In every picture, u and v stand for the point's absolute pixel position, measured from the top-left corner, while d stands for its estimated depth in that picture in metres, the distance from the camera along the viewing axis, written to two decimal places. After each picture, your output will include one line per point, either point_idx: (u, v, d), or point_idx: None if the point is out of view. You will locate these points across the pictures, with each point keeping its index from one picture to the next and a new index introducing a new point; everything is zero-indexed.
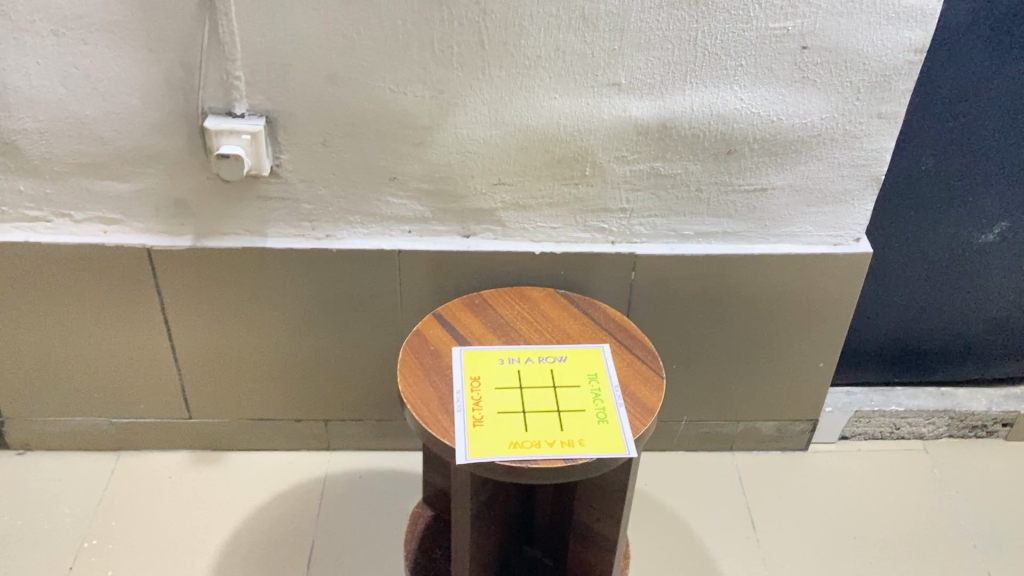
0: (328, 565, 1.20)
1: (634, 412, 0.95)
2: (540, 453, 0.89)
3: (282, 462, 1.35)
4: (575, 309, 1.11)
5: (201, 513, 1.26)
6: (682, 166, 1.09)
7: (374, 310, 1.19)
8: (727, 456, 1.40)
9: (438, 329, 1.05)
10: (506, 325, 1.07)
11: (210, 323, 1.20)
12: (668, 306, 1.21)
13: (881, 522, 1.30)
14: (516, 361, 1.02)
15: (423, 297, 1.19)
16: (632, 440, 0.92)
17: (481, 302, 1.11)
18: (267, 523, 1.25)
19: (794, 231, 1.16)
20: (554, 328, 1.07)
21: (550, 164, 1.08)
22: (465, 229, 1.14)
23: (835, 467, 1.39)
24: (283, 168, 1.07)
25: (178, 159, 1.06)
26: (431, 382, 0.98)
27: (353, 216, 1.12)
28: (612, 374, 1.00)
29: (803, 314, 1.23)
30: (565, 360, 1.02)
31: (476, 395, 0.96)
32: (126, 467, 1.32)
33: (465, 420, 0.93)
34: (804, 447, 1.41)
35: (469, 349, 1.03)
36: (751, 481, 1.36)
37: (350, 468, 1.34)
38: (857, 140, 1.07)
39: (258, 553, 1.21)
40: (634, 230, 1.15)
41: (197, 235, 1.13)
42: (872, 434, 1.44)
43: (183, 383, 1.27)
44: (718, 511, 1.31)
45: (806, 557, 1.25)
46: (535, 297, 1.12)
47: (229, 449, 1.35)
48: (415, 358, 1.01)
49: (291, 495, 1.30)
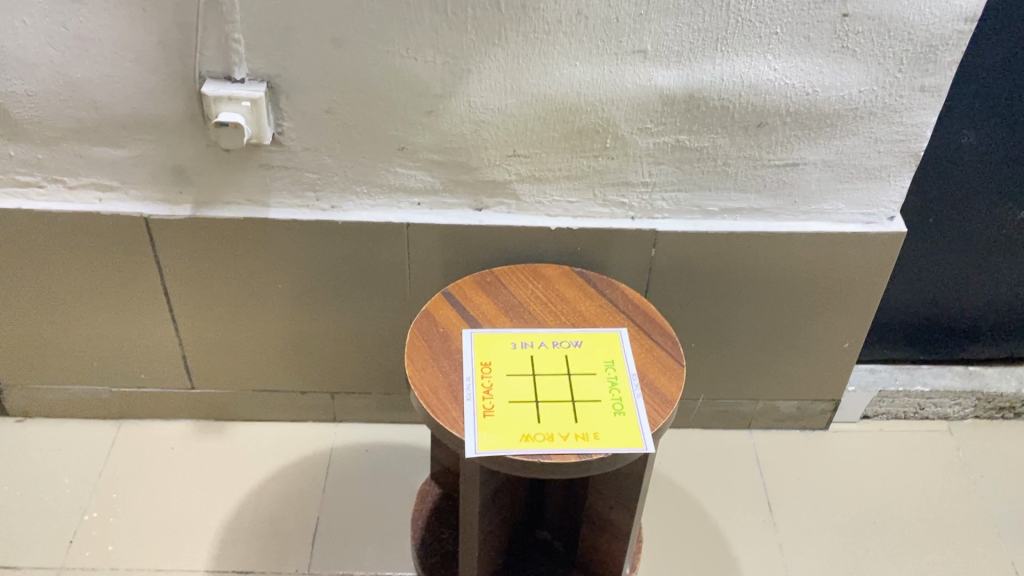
0: (334, 543, 1.17)
1: (653, 404, 0.91)
2: (553, 447, 0.86)
3: (287, 433, 1.31)
4: (592, 288, 1.05)
5: (204, 487, 1.23)
6: (709, 140, 1.02)
7: (382, 282, 1.14)
8: (744, 434, 1.36)
9: (448, 309, 1.00)
10: (519, 306, 1.02)
11: (210, 292, 1.15)
12: (689, 283, 1.15)
13: (903, 506, 1.26)
14: (529, 345, 0.97)
15: (433, 270, 1.13)
16: (650, 434, 0.88)
17: (493, 279, 1.05)
18: (272, 497, 1.22)
19: (825, 209, 1.10)
20: (570, 310, 1.02)
21: (569, 135, 1.01)
22: (477, 202, 1.08)
23: (857, 448, 1.35)
24: (286, 135, 1.01)
25: (176, 125, 1.00)
26: (439, 367, 0.93)
27: (359, 186, 1.06)
28: (630, 362, 0.95)
29: (831, 292, 1.17)
30: (581, 345, 0.97)
31: (487, 382, 0.92)
32: (128, 436, 1.29)
33: (476, 410, 0.89)
34: (825, 426, 1.36)
35: (480, 331, 0.98)
36: (769, 461, 1.32)
37: (356, 440, 1.30)
38: (897, 114, 1.00)
39: (263, 528, 1.18)
40: (656, 205, 1.09)
41: (197, 203, 1.08)
42: (895, 414, 1.38)
43: (184, 353, 1.23)
44: (735, 493, 1.28)
45: (825, 543, 1.21)
46: (551, 275, 1.06)
47: (232, 418, 1.32)
48: (424, 341, 0.96)
49: (297, 468, 1.26)
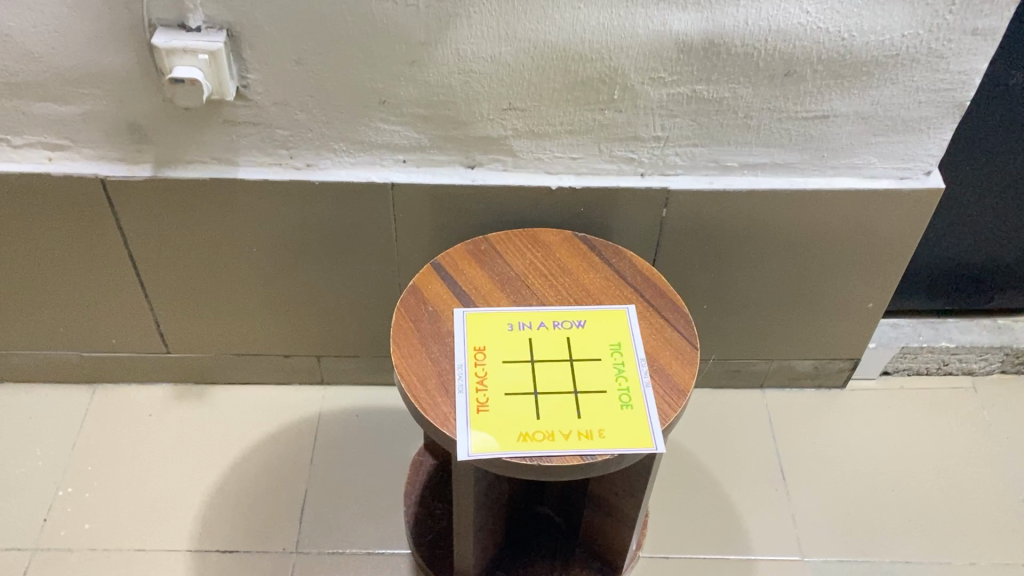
0: (323, 519, 1.11)
1: (664, 395, 0.83)
2: (554, 448, 0.78)
3: (272, 396, 1.23)
4: (596, 256, 0.95)
5: (185, 458, 1.16)
6: (730, 90, 0.90)
7: (366, 244, 1.04)
8: (757, 393, 1.28)
9: (437, 284, 0.91)
10: (516, 279, 0.92)
11: (179, 256, 1.06)
12: (702, 242, 1.05)
13: (923, 472, 1.20)
14: (527, 325, 0.88)
15: (422, 232, 1.03)
16: (660, 431, 0.80)
17: (488, 248, 0.95)
18: (255, 468, 1.15)
19: (856, 163, 0.99)
20: (572, 283, 0.92)
21: (573, 86, 0.90)
22: (468, 159, 0.98)
23: (875, 408, 1.27)
24: (251, 90, 0.89)
25: (126, 79, 0.88)
26: (428, 354, 0.85)
27: (337, 143, 0.95)
28: (638, 345, 0.87)
29: (858, 251, 1.07)
30: (585, 326, 0.88)
31: (481, 371, 0.84)
32: (102, 402, 1.21)
33: (469, 405, 0.81)
34: (842, 384, 1.29)
35: (473, 311, 0.88)
36: (783, 423, 1.25)
37: (346, 404, 1.23)
38: (943, 60, 0.88)
39: (247, 503, 1.12)
40: (668, 161, 0.98)
41: (157, 163, 0.97)
42: (917, 370, 1.30)
43: (156, 317, 1.14)
44: (746, 459, 1.21)
45: (840, 514, 1.15)
46: (551, 242, 0.96)
47: (213, 381, 1.24)
48: (412, 323, 0.87)
49: (282, 435, 1.19)
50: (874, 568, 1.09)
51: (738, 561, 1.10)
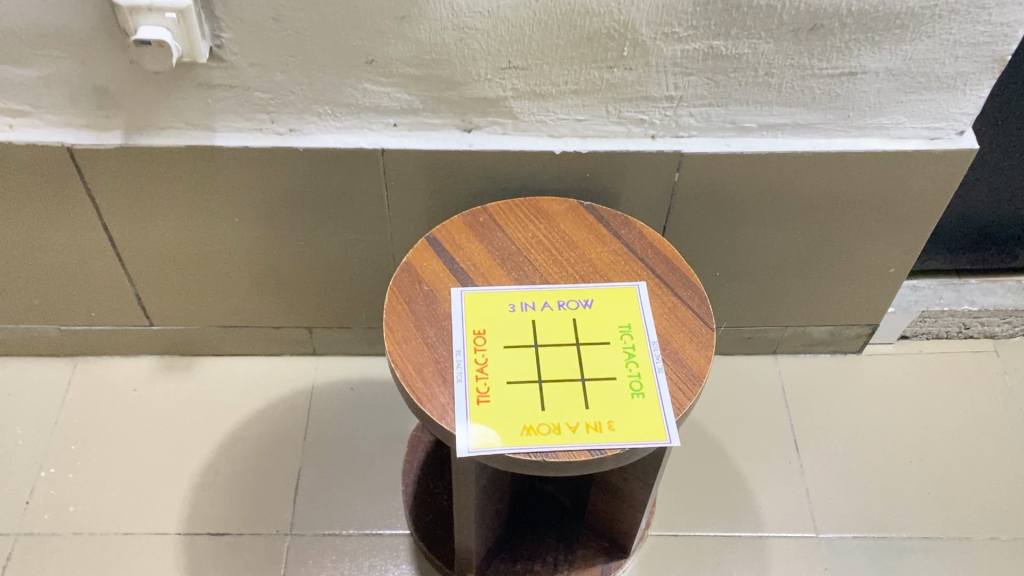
0: (319, 498, 1.06)
1: (678, 382, 0.77)
2: (560, 442, 0.73)
3: (262, 369, 1.18)
4: (603, 228, 0.89)
5: (173, 435, 1.11)
6: (749, 46, 0.82)
7: (357, 213, 0.98)
8: (769, 360, 1.23)
9: (433, 261, 0.84)
10: (517, 255, 0.86)
11: (157, 226, 0.99)
12: (716, 207, 0.98)
13: (941, 443, 1.15)
14: (530, 305, 0.82)
15: (417, 199, 0.96)
16: (673, 422, 0.74)
17: (487, 220, 0.88)
18: (246, 445, 1.10)
19: (884, 123, 0.91)
20: (577, 258, 0.86)
21: (578, 42, 0.81)
22: (465, 122, 0.90)
23: (893, 374, 1.22)
24: (227, 50, 0.82)
25: (88, 39, 0.80)
26: (424, 339, 0.78)
27: (322, 106, 0.88)
28: (649, 326, 0.81)
29: (882, 215, 1.00)
30: (592, 306, 0.82)
31: (481, 357, 0.78)
32: (84, 376, 1.16)
33: (468, 396, 0.75)
34: (858, 349, 1.23)
35: (472, 290, 0.82)
36: (796, 391, 1.20)
37: (339, 376, 1.17)
38: (985, 11, 0.80)
39: (239, 483, 1.07)
40: (681, 122, 0.91)
41: (127, 129, 0.89)
42: (936, 334, 1.24)
43: (136, 289, 1.08)
44: (758, 430, 1.16)
45: (855, 488, 1.11)
46: (555, 213, 0.89)
47: (200, 353, 1.18)
48: (405, 305, 0.81)
49: (274, 410, 1.14)
50: (890, 545, 1.06)
51: (750, 539, 1.06)
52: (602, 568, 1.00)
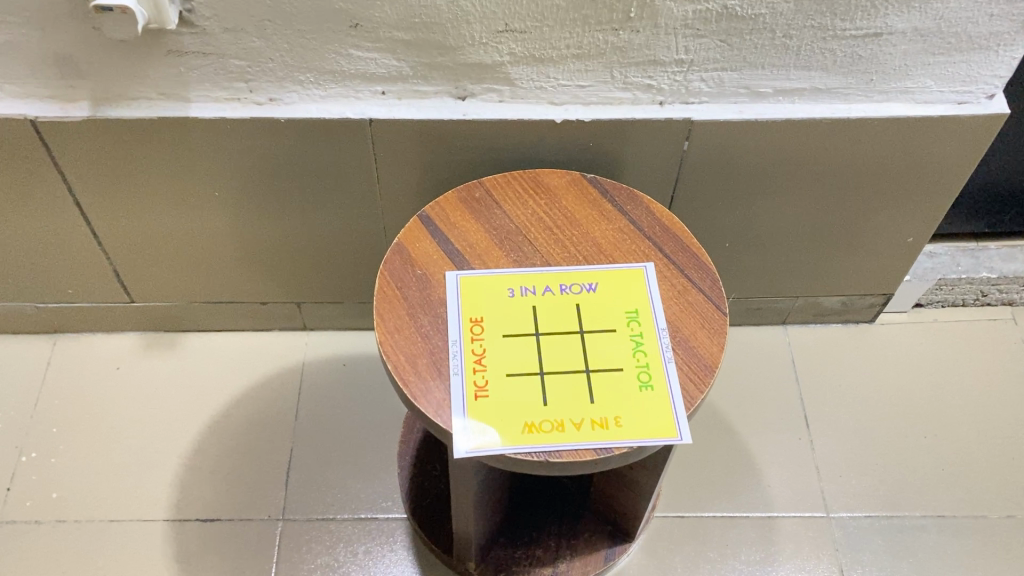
0: (311, 481, 1.02)
1: (689, 372, 0.72)
2: (563, 441, 0.68)
3: (250, 344, 1.13)
4: (608, 204, 0.83)
5: (158, 416, 1.07)
6: (767, 6, 0.75)
7: (345, 185, 0.92)
8: (778, 331, 1.18)
9: (426, 242, 0.79)
10: (517, 234, 0.80)
11: (132, 202, 0.93)
12: (727, 176, 0.93)
13: (957, 416, 1.11)
14: (531, 290, 0.76)
15: (408, 170, 0.90)
16: (684, 417, 0.70)
17: (483, 196, 0.83)
18: (236, 425, 1.06)
19: (908, 86, 0.85)
20: (581, 238, 0.80)
21: (581, 3, 0.74)
22: (458, 89, 0.84)
23: (907, 344, 1.17)
24: (198, 15, 0.75)
25: (45, 4, 0.73)
26: (418, 327, 0.73)
27: (304, 73, 0.81)
28: (658, 312, 0.75)
29: (902, 184, 0.95)
30: (596, 290, 0.77)
31: (479, 348, 0.73)
32: (65, 354, 1.11)
33: (465, 391, 0.70)
34: (871, 319, 1.19)
35: (468, 274, 0.77)
36: (807, 363, 1.16)
37: (331, 351, 1.13)
38: None
39: (228, 466, 1.03)
40: (692, 87, 0.84)
41: (95, 100, 0.83)
42: (953, 301, 1.20)
43: (114, 265, 1.02)
44: (766, 404, 1.12)
45: (867, 465, 1.07)
46: (556, 188, 0.84)
47: (185, 328, 1.13)
48: (397, 290, 0.75)
49: (263, 388, 1.09)
50: (904, 524, 1.02)
51: (759, 519, 1.02)
52: (606, 553, 0.96)
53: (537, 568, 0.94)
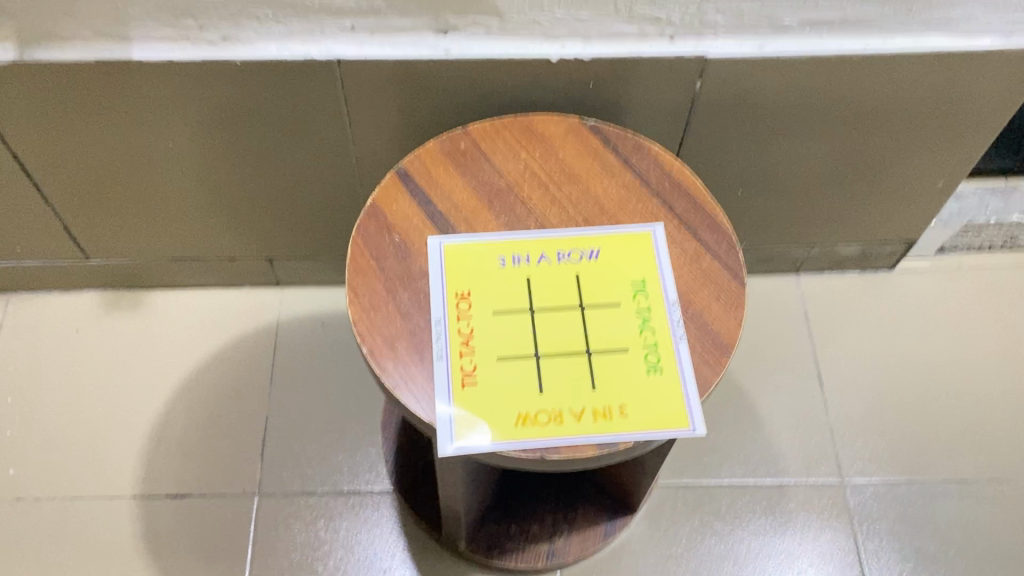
0: (290, 451, 0.95)
1: (703, 351, 0.63)
2: (561, 434, 0.60)
3: (219, 302, 1.04)
4: (611, 157, 0.73)
5: (122, 383, 0.99)
6: None
7: (314, 133, 0.82)
8: (791, 280, 1.10)
9: (405, 202, 0.69)
10: (507, 192, 0.71)
11: (77, 154, 0.83)
12: (742, 119, 0.83)
13: (981, 370, 1.04)
14: (524, 258, 0.67)
15: (384, 116, 0.80)
16: (698, 403, 0.61)
17: (470, 148, 0.73)
18: (206, 391, 0.98)
19: (952, 17, 0.74)
20: (580, 196, 0.71)
21: None
22: (439, 23, 0.73)
23: (928, 292, 1.09)
24: None
25: None
26: (396, 303, 0.64)
27: (261, 9, 0.70)
28: (667, 282, 0.67)
29: (936, 125, 0.85)
30: (598, 258, 0.68)
31: (466, 327, 0.64)
32: (18, 315, 1.02)
33: (451, 376, 0.62)
34: (890, 266, 1.11)
35: (453, 240, 0.68)
36: (821, 315, 1.08)
37: (308, 309, 1.04)
38: None
39: (199, 437, 0.96)
40: (706, 20, 0.73)
41: (21, 42, 0.72)
42: (978, 246, 1.11)
43: (63, 222, 0.93)
44: (777, 360, 1.04)
45: (885, 425, 1.00)
46: (552, 138, 0.74)
47: (148, 286, 1.05)
48: (372, 260, 0.66)
49: (235, 351, 1.01)
50: (924, 490, 0.96)
51: (769, 486, 0.96)
52: (606, 527, 0.90)
53: (531, 545, 0.88)
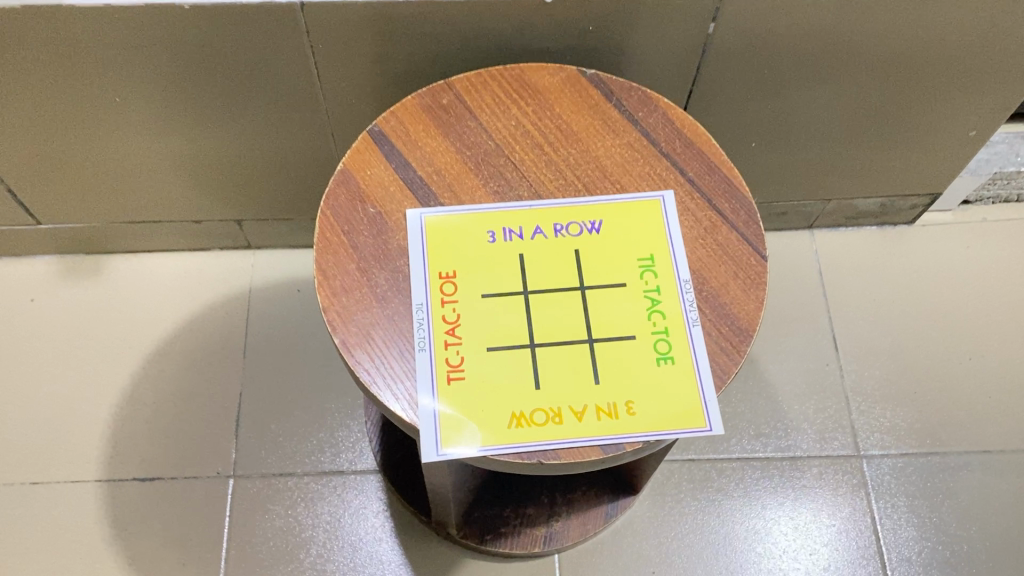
0: (266, 429, 0.89)
1: (719, 337, 0.56)
2: (560, 434, 0.52)
3: (187, 267, 0.97)
4: (613, 112, 0.65)
5: (83, 357, 0.92)
6: None
7: (279, 85, 0.73)
8: (804, 236, 1.03)
9: (380, 168, 0.61)
10: (497, 154, 0.62)
11: (13, 111, 0.74)
12: (759, 65, 0.74)
13: (1007, 332, 0.97)
14: (517, 232, 0.59)
15: (358, 66, 0.71)
16: (714, 397, 0.54)
17: (453, 104, 0.64)
18: (174, 365, 0.91)
19: None
20: (579, 158, 0.63)
21: None
22: None
23: (950, 248, 1.02)
24: None
25: None
26: (371, 286, 0.57)
27: None
28: (679, 257, 0.59)
29: (973, 69, 0.76)
30: (600, 230, 0.60)
31: (451, 313, 0.56)
32: None
33: (434, 369, 0.54)
34: (909, 221, 1.03)
35: (435, 212, 0.59)
36: (836, 273, 1.00)
37: (283, 273, 0.97)
38: None
39: (168, 415, 0.89)
40: None
41: None
42: (1005, 197, 1.03)
43: (8, 184, 0.84)
44: (788, 323, 0.98)
45: (904, 392, 0.94)
46: (547, 92, 0.65)
47: (109, 250, 0.97)
48: (344, 236, 0.58)
49: (205, 320, 0.94)
50: (945, 463, 0.90)
51: (779, 460, 0.90)
52: (607, 508, 0.84)
53: (527, 528, 0.82)
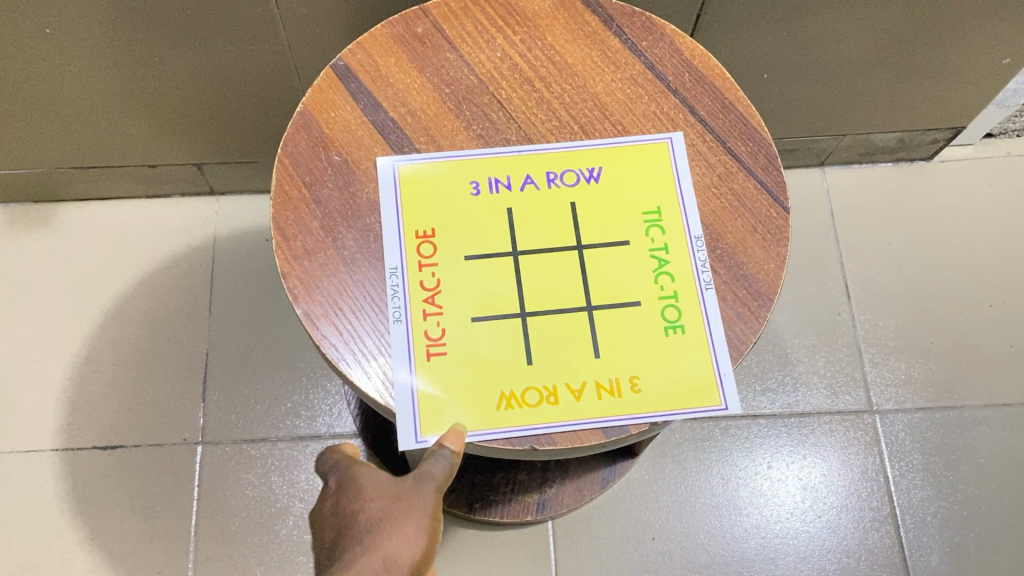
0: (236, 392, 0.82)
1: (734, 300, 0.49)
2: (556, 417, 0.46)
3: (145, 216, 0.89)
4: (614, 41, 0.56)
5: (35, 315, 0.84)
6: None
7: (232, 14, 0.64)
8: (815, 175, 0.95)
9: (346, 109, 0.53)
10: (480, 91, 0.54)
11: None
12: None
13: None
14: (504, 181, 0.52)
15: None
16: (729, 370, 0.47)
17: (430, 34, 0.56)
18: (134, 323, 0.84)
19: None
20: (575, 93, 0.54)
21: None
22: None
23: (971, 186, 0.95)
24: None
25: None
26: (337, 247, 0.49)
27: None
28: (689, 209, 0.51)
29: None
30: (599, 178, 0.52)
31: (429, 278, 0.49)
32: None
33: (411, 344, 0.47)
34: (928, 156, 0.96)
35: (410, 160, 0.51)
36: (848, 215, 0.93)
37: (251, 221, 0.89)
38: None
39: (129, 377, 0.82)
40: None
41: None
42: None
43: None
44: (797, 270, 0.91)
45: (919, 343, 0.88)
46: (538, 18, 0.56)
47: (59, 198, 0.89)
48: (305, 188, 0.50)
49: (166, 274, 0.86)
50: (961, 418, 0.84)
51: (787, 417, 0.84)
52: (603, 473, 0.77)
53: (518, 496, 0.76)
